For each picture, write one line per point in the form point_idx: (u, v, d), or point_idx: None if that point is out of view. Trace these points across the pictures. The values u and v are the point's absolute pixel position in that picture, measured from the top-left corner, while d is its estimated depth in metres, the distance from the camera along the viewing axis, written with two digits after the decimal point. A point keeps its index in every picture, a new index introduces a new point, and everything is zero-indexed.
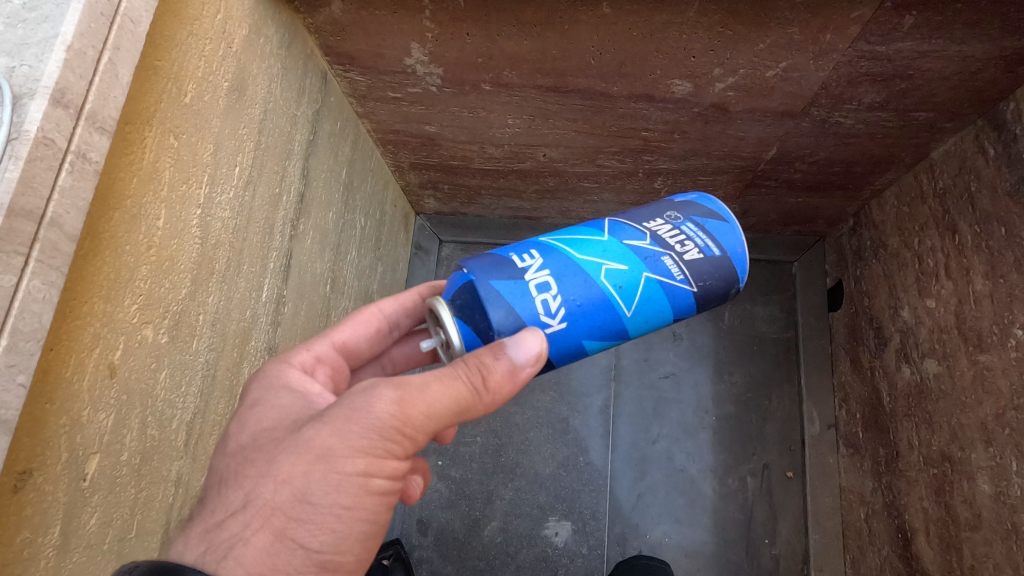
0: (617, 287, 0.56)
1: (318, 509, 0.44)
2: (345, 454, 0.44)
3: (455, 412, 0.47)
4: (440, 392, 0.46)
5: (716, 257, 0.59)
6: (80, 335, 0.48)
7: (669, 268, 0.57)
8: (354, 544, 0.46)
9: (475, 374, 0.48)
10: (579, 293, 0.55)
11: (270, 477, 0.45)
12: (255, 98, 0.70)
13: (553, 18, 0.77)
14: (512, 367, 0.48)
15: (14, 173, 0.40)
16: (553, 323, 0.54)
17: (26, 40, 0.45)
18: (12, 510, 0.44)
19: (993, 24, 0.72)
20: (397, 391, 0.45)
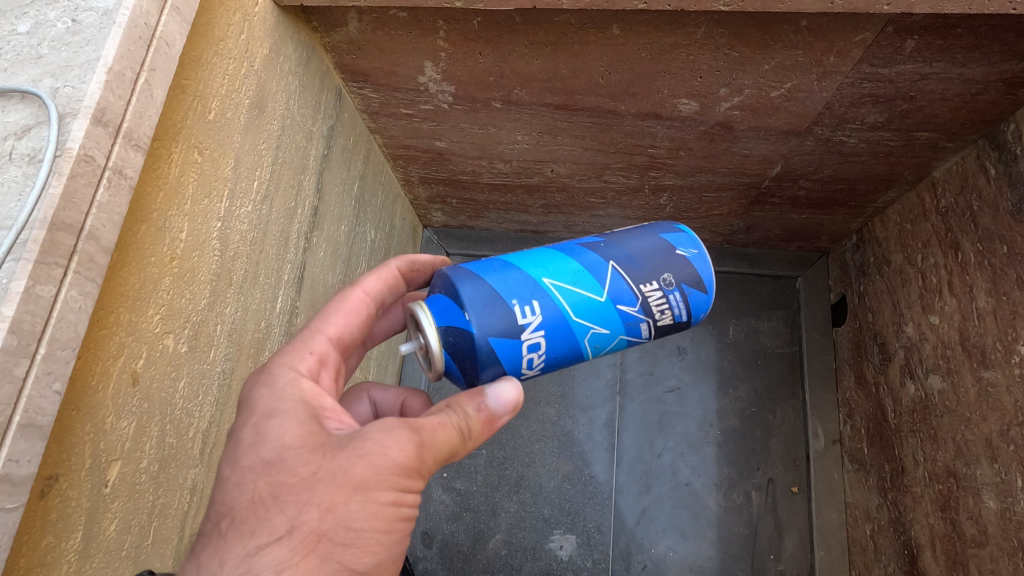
0: (592, 347, 0.61)
1: (361, 533, 0.45)
2: (381, 486, 0.45)
3: (457, 451, 0.51)
4: (448, 431, 0.50)
5: (680, 324, 0.65)
6: (106, 344, 0.49)
7: (639, 334, 0.62)
8: (391, 565, 0.47)
9: (474, 416, 0.52)
10: (560, 350, 0.59)
11: (304, 499, 0.44)
12: (274, 114, 0.72)
13: (564, 39, 0.79)
14: (503, 413, 0.53)
15: (57, 188, 0.42)
16: (529, 373, 0.59)
17: (70, 62, 0.47)
18: (38, 515, 0.45)
19: (992, 49, 0.74)
20: (414, 432, 0.48)
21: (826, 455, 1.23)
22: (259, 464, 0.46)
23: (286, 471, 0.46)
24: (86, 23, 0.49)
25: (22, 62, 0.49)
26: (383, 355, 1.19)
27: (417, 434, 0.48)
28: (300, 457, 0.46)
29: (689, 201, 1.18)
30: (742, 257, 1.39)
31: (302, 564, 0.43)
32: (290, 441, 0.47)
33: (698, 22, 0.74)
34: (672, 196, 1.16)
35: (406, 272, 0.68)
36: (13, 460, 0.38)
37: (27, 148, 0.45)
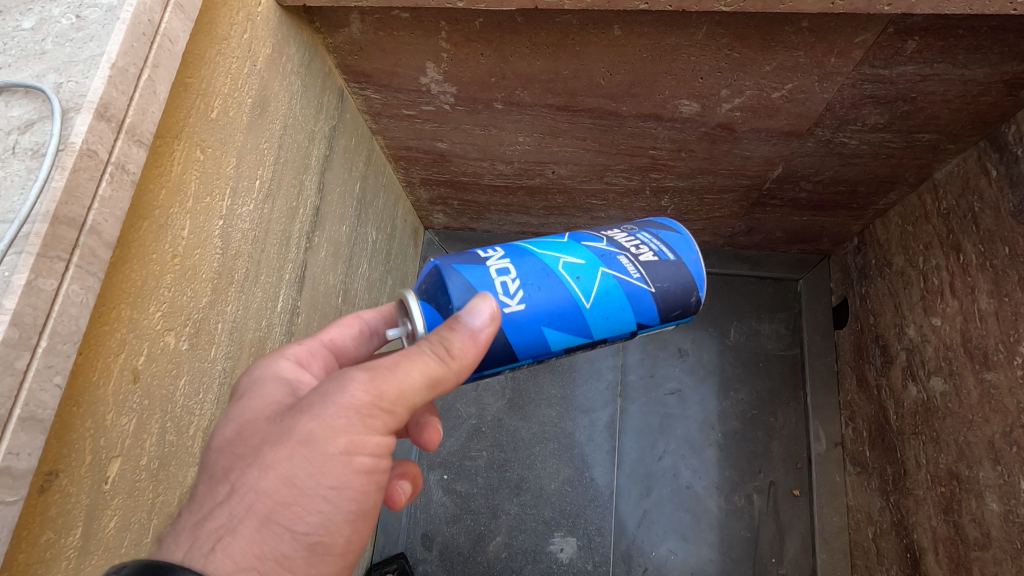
0: (575, 278, 0.57)
1: (305, 491, 0.44)
2: (329, 438, 0.43)
3: (444, 379, 0.47)
4: (420, 361, 0.46)
5: (670, 262, 0.61)
6: (107, 340, 0.49)
7: (626, 268, 0.59)
8: (345, 525, 0.46)
9: (455, 339, 0.47)
10: (538, 281, 0.56)
11: (252, 466, 0.44)
12: (276, 114, 0.72)
13: (565, 41, 0.79)
14: (480, 325, 0.48)
15: (60, 182, 0.42)
16: (512, 305, 0.54)
17: (73, 58, 0.48)
18: (37, 511, 0.45)
19: (993, 50, 0.74)
20: (375, 371, 0.45)
21: (829, 458, 1.22)
22: (224, 444, 0.47)
23: (246, 447, 0.46)
24: (91, 19, 0.49)
25: (26, 59, 0.49)
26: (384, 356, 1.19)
27: (378, 372, 0.45)
28: (257, 428, 0.47)
29: (691, 203, 1.18)
30: (743, 259, 1.40)
31: (241, 530, 0.43)
32: (253, 418, 0.48)
33: (699, 23, 0.75)
34: (673, 198, 1.16)
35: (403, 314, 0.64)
36: (13, 453, 0.38)
37: (30, 143, 0.45)
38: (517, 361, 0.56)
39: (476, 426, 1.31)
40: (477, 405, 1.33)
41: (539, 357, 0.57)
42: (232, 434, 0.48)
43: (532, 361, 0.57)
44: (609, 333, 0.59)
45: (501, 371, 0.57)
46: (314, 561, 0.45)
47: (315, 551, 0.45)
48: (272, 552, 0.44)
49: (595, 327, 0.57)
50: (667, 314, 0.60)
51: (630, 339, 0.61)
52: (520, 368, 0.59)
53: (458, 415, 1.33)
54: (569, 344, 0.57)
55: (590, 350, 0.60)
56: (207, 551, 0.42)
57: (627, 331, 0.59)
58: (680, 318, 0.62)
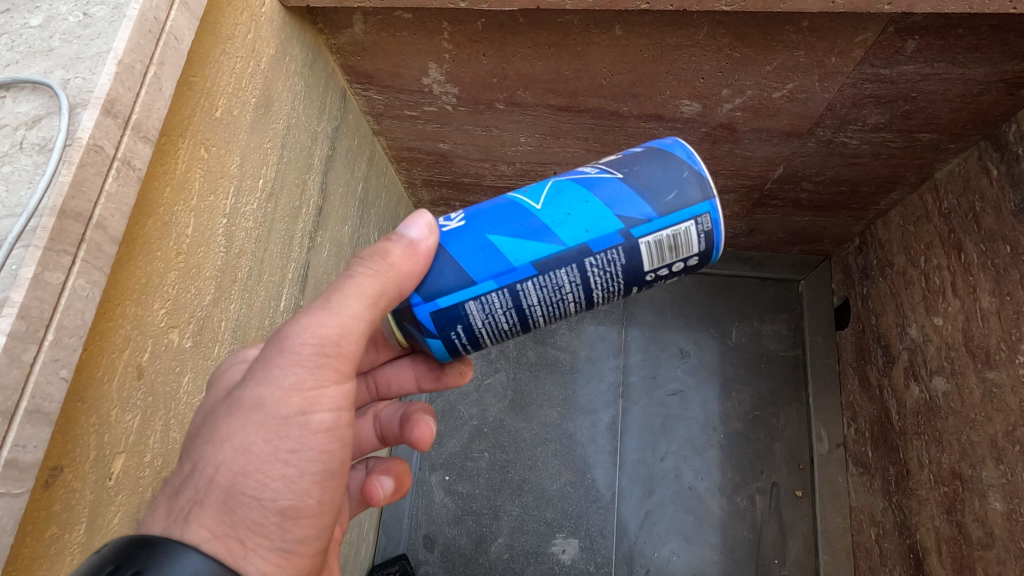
0: (522, 192, 0.57)
1: (264, 457, 0.46)
2: (281, 401, 0.46)
3: (385, 292, 0.51)
4: (353, 287, 0.50)
5: (637, 152, 0.57)
6: (113, 336, 0.49)
7: (582, 170, 0.57)
8: (313, 486, 0.48)
9: (380, 257, 0.52)
10: (484, 204, 0.57)
11: (207, 442, 0.46)
12: (279, 113, 0.72)
13: (567, 41, 0.80)
14: (425, 238, 0.54)
15: (66, 177, 0.42)
16: (451, 224, 0.56)
17: (80, 54, 0.48)
18: (43, 505, 0.45)
19: (994, 49, 0.74)
20: (313, 316, 0.48)
21: (831, 459, 1.22)
22: (190, 431, 0.49)
23: (201, 427, 0.47)
24: (97, 16, 0.50)
25: (33, 55, 0.49)
26: None
27: (316, 317, 0.48)
28: (213, 407, 0.49)
29: None
30: (745, 260, 1.40)
31: (208, 502, 0.44)
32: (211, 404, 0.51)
33: (699, 23, 0.75)
34: None
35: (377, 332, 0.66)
36: (19, 446, 0.38)
37: (37, 138, 0.46)
38: (478, 283, 0.54)
39: (478, 427, 1.31)
40: (479, 406, 1.33)
41: (506, 278, 0.54)
42: (196, 421, 0.49)
43: (500, 285, 0.54)
44: (585, 236, 0.53)
45: (466, 301, 0.54)
46: (287, 527, 0.47)
47: (287, 516, 0.47)
48: (243, 522, 0.45)
49: (556, 226, 0.54)
50: (652, 200, 0.53)
51: (628, 244, 0.53)
52: (496, 302, 0.55)
53: (460, 416, 1.33)
54: (534, 255, 0.53)
55: (578, 266, 0.54)
56: (184, 524, 0.43)
57: (609, 230, 0.53)
58: (678, 202, 0.53)
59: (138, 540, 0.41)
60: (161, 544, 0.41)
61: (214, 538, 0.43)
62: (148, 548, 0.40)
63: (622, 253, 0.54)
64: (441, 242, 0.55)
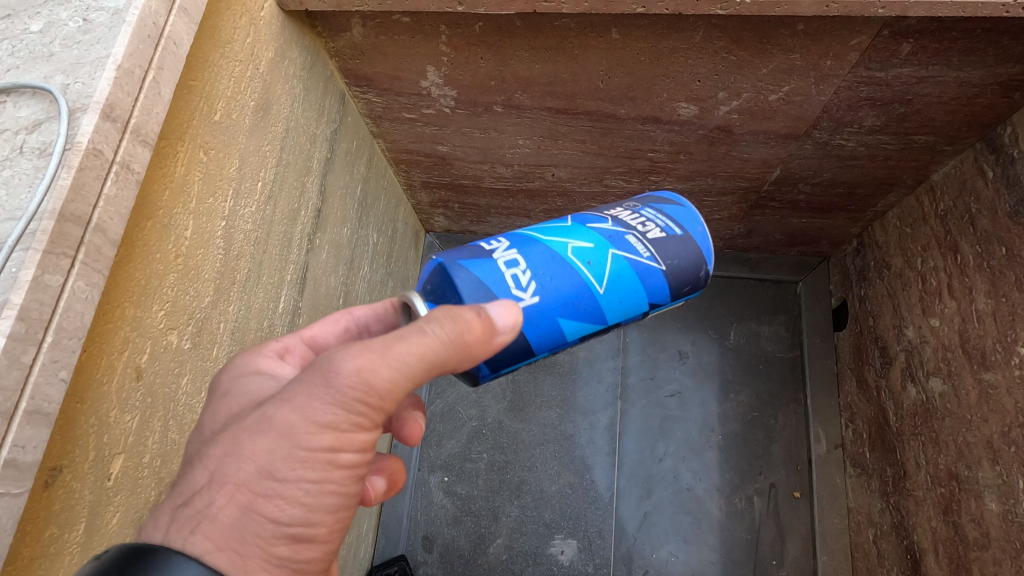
0: (586, 263, 0.56)
1: (284, 486, 0.43)
2: (313, 434, 0.43)
3: (447, 362, 0.45)
4: (419, 346, 0.44)
5: (675, 237, 0.60)
6: (111, 338, 0.50)
7: (635, 247, 0.58)
8: (327, 516, 0.45)
9: (460, 325, 0.45)
10: (549, 270, 0.55)
11: (228, 456, 0.43)
12: (278, 116, 0.73)
13: (564, 44, 0.80)
14: (504, 328, 0.48)
15: (66, 181, 0.43)
16: (525, 298, 0.53)
17: (80, 59, 0.49)
18: (42, 505, 0.45)
19: (988, 52, 0.74)
20: (369, 358, 0.43)
21: (828, 460, 1.22)
22: (207, 437, 0.47)
23: (219, 432, 0.45)
24: (97, 22, 0.50)
25: (34, 60, 0.50)
26: None
27: (370, 361, 0.42)
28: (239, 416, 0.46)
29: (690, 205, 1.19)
30: (743, 262, 1.40)
31: None
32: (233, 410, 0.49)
33: (695, 26, 0.75)
34: None
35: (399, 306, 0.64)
36: (18, 446, 0.39)
37: (37, 142, 0.46)
38: (535, 356, 0.55)
39: (477, 428, 1.32)
40: (478, 407, 1.34)
41: (555, 347, 0.56)
42: (214, 426, 0.47)
43: (549, 355, 0.57)
44: (622, 317, 0.58)
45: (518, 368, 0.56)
46: (296, 549, 0.44)
47: (298, 539, 0.44)
48: (253, 539, 0.43)
49: (610, 311, 0.57)
50: (677, 291, 0.60)
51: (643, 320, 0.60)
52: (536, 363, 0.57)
53: (459, 418, 1.33)
54: (583, 332, 0.56)
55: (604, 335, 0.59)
56: (188, 533, 0.41)
57: (641, 313, 0.59)
58: (692, 294, 0.61)
59: (140, 547, 0.40)
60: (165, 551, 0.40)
61: (217, 551, 0.41)
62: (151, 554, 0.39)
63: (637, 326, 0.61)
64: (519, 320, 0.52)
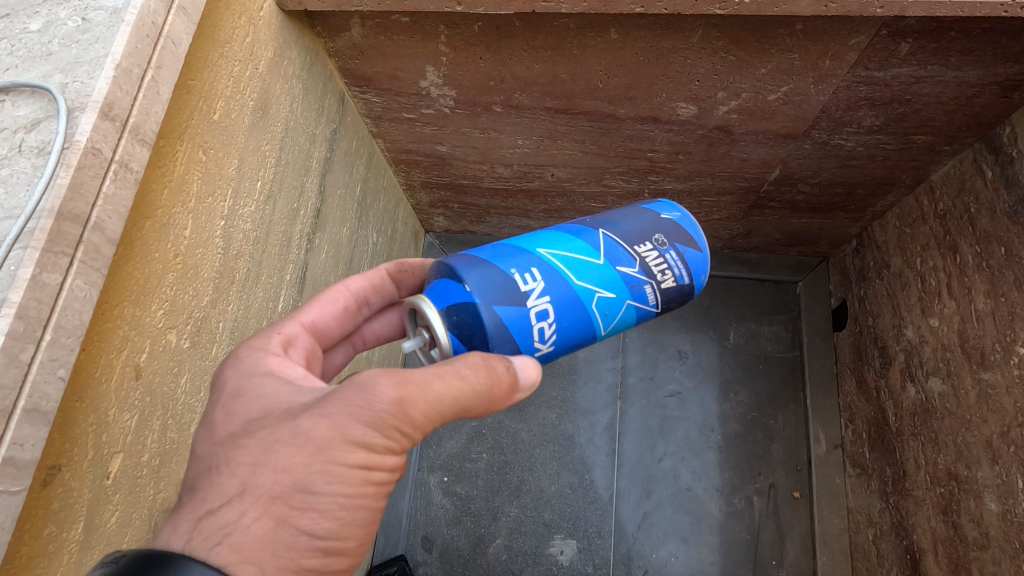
0: (603, 316, 0.57)
1: (319, 499, 0.43)
2: (350, 452, 0.43)
3: (471, 409, 0.47)
4: (454, 388, 0.45)
5: (684, 288, 0.61)
6: (110, 337, 0.50)
7: (647, 301, 0.59)
8: (358, 530, 0.45)
9: (491, 373, 0.47)
10: (571, 321, 0.55)
11: (260, 465, 0.43)
12: (278, 116, 0.73)
13: (563, 44, 0.80)
14: (526, 385, 0.49)
15: (65, 179, 0.43)
16: (543, 349, 0.55)
17: (79, 58, 0.49)
18: (40, 504, 0.45)
19: (986, 52, 0.74)
20: (412, 389, 0.44)
21: (828, 460, 1.22)
22: (226, 438, 0.46)
23: (245, 437, 0.45)
24: (96, 21, 0.51)
25: (33, 59, 0.50)
26: (383, 358, 1.20)
27: (411, 391, 0.44)
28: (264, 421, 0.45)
29: (689, 205, 1.19)
30: (742, 262, 1.40)
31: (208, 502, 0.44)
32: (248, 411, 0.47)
33: (694, 26, 0.75)
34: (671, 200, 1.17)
35: (394, 274, 0.67)
36: (16, 444, 0.39)
37: (36, 141, 0.46)
38: None
39: (477, 429, 1.32)
40: None
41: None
42: (234, 428, 0.46)
43: None
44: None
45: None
46: (327, 562, 0.44)
47: (329, 553, 0.44)
48: (286, 551, 0.42)
49: None
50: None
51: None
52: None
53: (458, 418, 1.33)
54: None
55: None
56: (213, 544, 0.41)
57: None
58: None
59: (156, 556, 0.39)
60: (180, 558, 0.39)
61: (243, 562, 0.41)
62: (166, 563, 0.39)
63: None
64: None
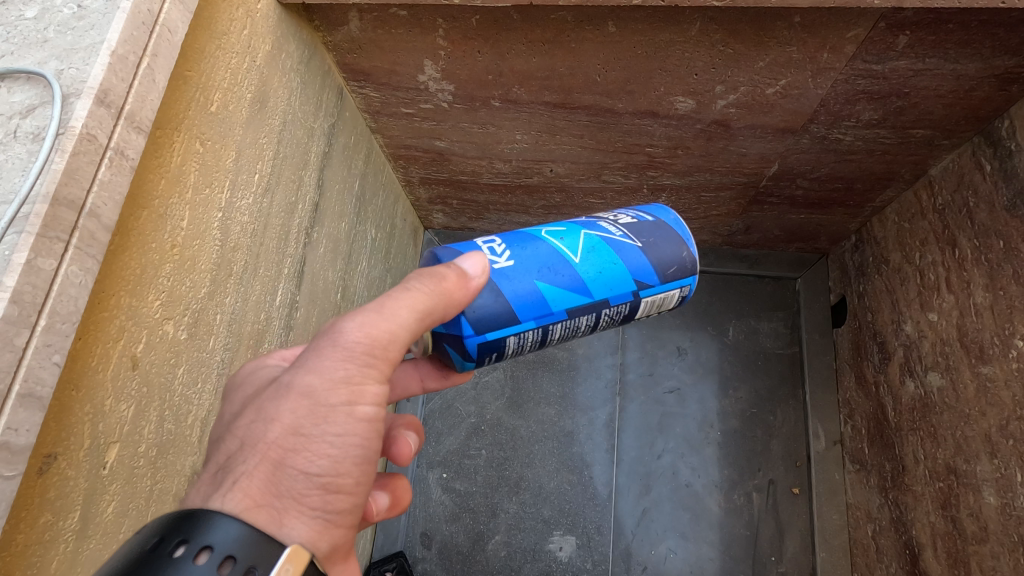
0: (559, 239, 0.63)
1: (312, 438, 0.45)
2: (331, 390, 0.45)
3: (433, 311, 0.50)
4: (406, 298, 0.49)
5: (647, 221, 0.67)
6: (107, 327, 0.50)
7: (606, 230, 0.65)
8: (352, 467, 0.46)
9: (435, 277, 0.51)
10: (528, 246, 0.62)
11: (256, 421, 0.46)
12: (276, 109, 0.73)
13: (561, 37, 0.80)
14: (476, 274, 0.55)
15: (59, 165, 0.43)
16: (500, 262, 0.60)
17: (74, 45, 0.49)
18: (36, 492, 0.45)
19: (984, 44, 0.74)
20: (367, 315, 0.47)
21: (828, 456, 1.22)
22: (226, 419, 0.49)
23: (241, 410, 0.48)
24: (92, 8, 0.51)
25: (28, 46, 0.50)
26: None
27: (367, 315, 0.47)
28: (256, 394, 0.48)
29: (687, 201, 1.19)
30: (742, 258, 1.39)
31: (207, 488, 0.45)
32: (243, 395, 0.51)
33: (692, 19, 0.75)
34: (670, 195, 1.17)
35: None
36: (11, 428, 0.39)
37: (32, 127, 0.46)
38: (521, 321, 0.59)
39: (476, 424, 1.32)
40: (476, 404, 1.34)
41: (543, 320, 0.60)
42: (232, 408, 0.49)
43: (539, 323, 0.60)
44: (608, 292, 0.63)
45: (507, 338, 0.59)
46: (328, 500, 0.45)
47: (329, 490, 0.45)
48: (288, 491, 0.44)
49: (589, 282, 0.61)
50: (658, 268, 0.65)
51: (633, 302, 0.65)
52: (528, 338, 0.61)
53: (457, 414, 1.33)
54: (570, 304, 0.61)
55: (595, 317, 0.63)
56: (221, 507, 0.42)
57: (626, 290, 0.63)
58: (677, 276, 0.66)
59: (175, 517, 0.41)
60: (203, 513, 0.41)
61: (255, 507, 0.43)
62: (191, 517, 0.40)
63: (629, 307, 0.65)
64: (495, 280, 0.58)
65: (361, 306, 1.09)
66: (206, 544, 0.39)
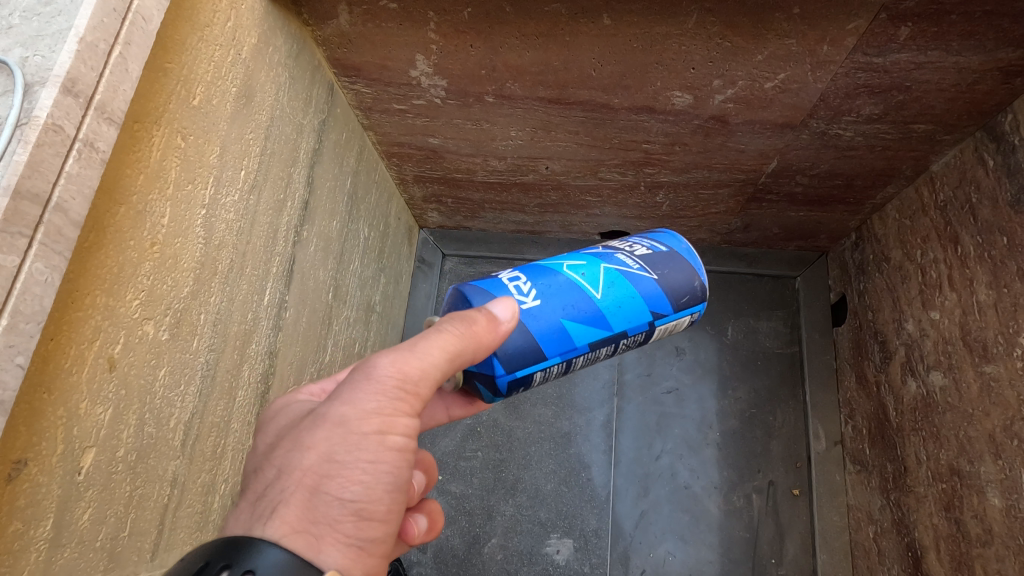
0: (580, 274, 0.61)
1: (345, 465, 0.43)
2: (363, 420, 0.44)
3: (464, 353, 0.49)
4: (437, 338, 0.47)
5: (663, 253, 0.65)
6: (80, 327, 0.48)
7: (623, 262, 0.63)
8: (386, 494, 0.45)
9: (465, 319, 0.50)
10: (550, 282, 0.60)
11: (292, 449, 0.44)
12: (263, 104, 0.71)
13: (555, 31, 0.79)
14: (506, 319, 0.52)
15: (22, 156, 0.41)
16: (528, 302, 0.58)
17: (41, 32, 0.47)
18: (6, 499, 0.44)
19: (987, 35, 0.73)
20: (399, 352, 0.46)
21: (828, 457, 1.21)
22: (262, 450, 0.49)
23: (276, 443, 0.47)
24: None
25: None
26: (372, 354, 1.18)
27: (400, 353, 0.46)
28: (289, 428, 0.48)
29: (686, 198, 1.17)
30: (741, 257, 1.38)
31: None
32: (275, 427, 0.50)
33: (688, 11, 0.74)
34: (668, 193, 1.15)
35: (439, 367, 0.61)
36: None
37: None
38: (547, 358, 0.58)
39: (471, 426, 1.30)
40: None
41: (567, 354, 0.59)
42: (267, 441, 0.49)
43: (563, 359, 0.59)
44: (626, 324, 0.61)
45: (534, 373, 0.58)
46: (361, 527, 0.44)
47: (362, 517, 0.44)
48: (324, 517, 0.43)
49: (609, 317, 0.60)
50: (672, 297, 0.63)
51: (649, 331, 0.64)
52: (553, 371, 0.60)
53: None
54: (591, 338, 0.60)
55: (613, 347, 0.62)
56: None
57: (643, 321, 0.62)
58: (690, 304, 0.65)
59: (219, 544, 0.41)
60: (242, 540, 0.40)
61: (293, 533, 0.42)
62: (235, 543, 0.40)
63: (644, 335, 0.64)
64: (522, 320, 0.56)
65: (353, 306, 1.07)
66: (247, 569, 0.39)
